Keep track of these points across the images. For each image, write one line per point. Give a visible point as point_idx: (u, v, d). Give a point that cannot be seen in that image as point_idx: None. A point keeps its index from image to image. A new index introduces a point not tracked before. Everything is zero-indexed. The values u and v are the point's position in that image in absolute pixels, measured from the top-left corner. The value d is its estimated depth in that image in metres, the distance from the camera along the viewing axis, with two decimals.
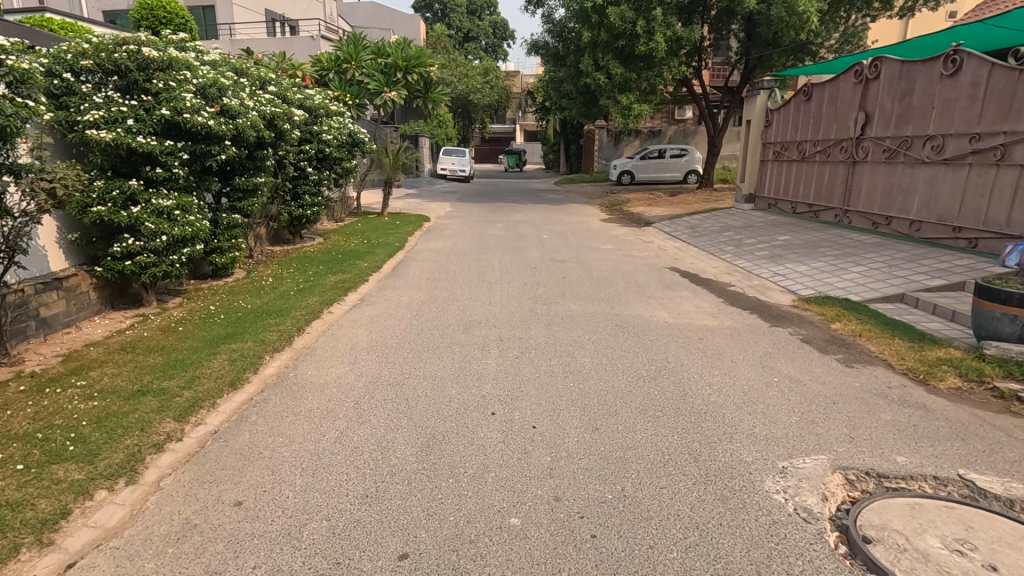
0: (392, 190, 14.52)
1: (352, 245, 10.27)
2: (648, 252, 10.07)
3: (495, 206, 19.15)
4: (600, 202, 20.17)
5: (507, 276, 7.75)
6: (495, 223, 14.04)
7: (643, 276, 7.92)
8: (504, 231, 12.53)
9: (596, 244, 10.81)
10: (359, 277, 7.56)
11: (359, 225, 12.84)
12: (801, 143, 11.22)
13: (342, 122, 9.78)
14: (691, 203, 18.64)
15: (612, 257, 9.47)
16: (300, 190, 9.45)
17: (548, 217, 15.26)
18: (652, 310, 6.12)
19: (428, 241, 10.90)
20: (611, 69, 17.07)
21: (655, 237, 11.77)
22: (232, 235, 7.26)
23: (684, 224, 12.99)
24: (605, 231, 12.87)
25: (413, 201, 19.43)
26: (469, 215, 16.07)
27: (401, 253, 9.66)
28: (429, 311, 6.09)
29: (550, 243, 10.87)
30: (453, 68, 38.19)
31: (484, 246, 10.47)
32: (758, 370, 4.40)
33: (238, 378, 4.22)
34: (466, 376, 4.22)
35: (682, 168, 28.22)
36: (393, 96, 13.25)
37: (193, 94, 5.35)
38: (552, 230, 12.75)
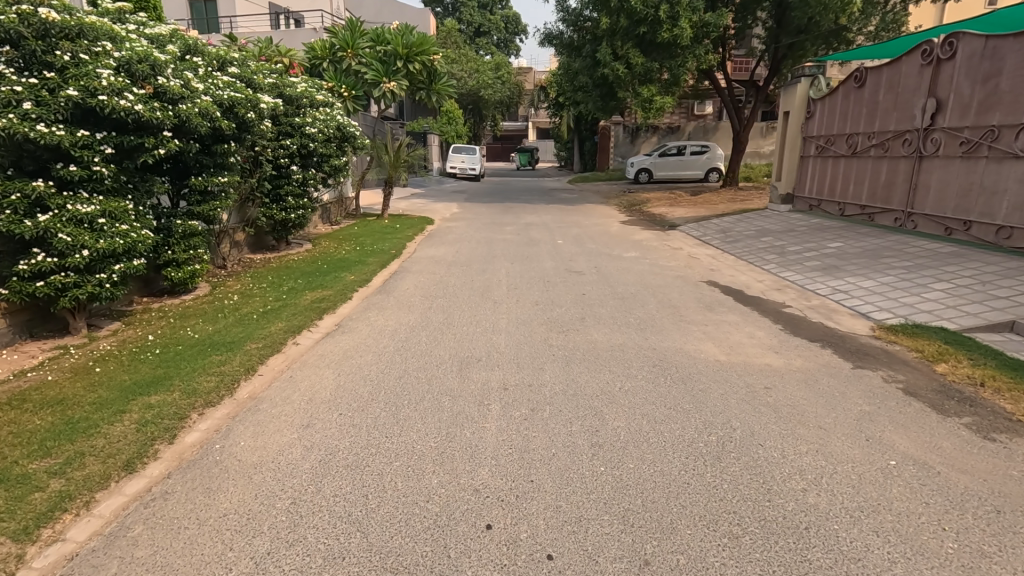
0: (393, 191, 13.34)
1: (342, 252, 9.11)
2: (678, 260, 8.82)
3: (506, 206, 17.96)
4: (617, 202, 18.89)
5: (515, 293, 6.55)
6: (505, 226, 12.87)
7: (677, 292, 6.69)
8: (514, 235, 11.37)
9: (617, 251, 9.58)
10: (342, 294, 6.42)
11: (355, 228, 11.71)
12: (852, 136, 9.88)
13: (329, 114, 8.65)
14: (717, 203, 17.32)
15: (637, 266, 8.24)
16: (281, 191, 8.30)
17: (562, 219, 14.02)
18: (696, 342, 4.87)
19: (430, 247, 9.77)
20: (631, 58, 15.77)
21: (683, 242, 10.51)
22: (190, 245, 6.13)
23: (715, 227, 11.69)
24: (625, 234, 11.62)
25: (418, 201, 18.28)
26: (477, 216, 14.91)
27: (396, 261, 8.49)
28: (418, 342, 4.90)
29: (564, 249, 9.67)
30: (463, 63, 37.07)
31: (490, 253, 9.30)
32: (863, 445, 3.15)
33: (134, 458, 3.02)
34: (454, 456, 3.02)
35: (703, 166, 26.85)
36: (392, 87, 12.08)
37: (113, 71, 4.20)
38: (567, 234, 11.53)
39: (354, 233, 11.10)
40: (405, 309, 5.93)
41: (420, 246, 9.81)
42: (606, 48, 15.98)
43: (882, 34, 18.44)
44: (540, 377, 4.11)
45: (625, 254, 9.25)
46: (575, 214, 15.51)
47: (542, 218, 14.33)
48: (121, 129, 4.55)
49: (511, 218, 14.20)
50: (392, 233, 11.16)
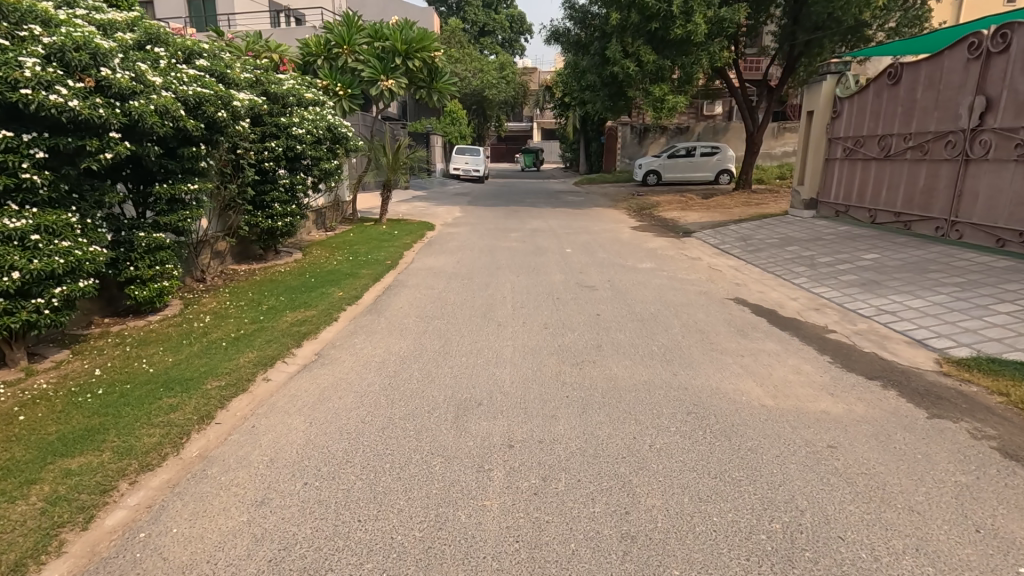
0: (392, 195, 12.67)
1: (334, 263, 8.42)
2: (698, 272, 8.11)
3: (511, 210, 17.28)
4: (626, 206, 18.17)
5: (522, 313, 5.86)
6: (510, 232, 12.19)
7: (702, 312, 5.98)
8: (520, 243, 10.68)
9: (630, 260, 8.88)
10: (328, 314, 5.75)
11: (351, 235, 11.05)
12: (886, 137, 9.14)
13: (320, 113, 7.96)
14: (731, 207, 16.59)
15: (654, 280, 7.54)
16: (266, 197, 7.62)
17: (570, 225, 13.32)
18: (734, 379, 4.16)
19: (429, 256, 9.10)
20: (642, 55, 15.06)
21: (701, 251, 9.79)
22: (156, 259, 5.45)
23: (734, 234, 10.96)
24: (638, 242, 10.91)
25: (420, 205, 17.63)
26: (481, 221, 14.24)
27: (391, 274, 7.79)
28: (408, 378, 4.21)
29: (574, 259, 8.98)
30: (467, 63, 36.44)
31: (494, 263, 8.62)
32: (975, 541, 2.42)
33: (29, 555, 2.35)
34: (443, 557, 2.32)
35: (713, 167, 26.13)
36: (391, 85, 11.35)
37: (42, 61, 3.53)
38: (576, 241, 10.83)
39: (349, 241, 10.42)
40: (397, 333, 5.25)
41: (419, 255, 9.14)
42: (616, 44, 15.26)
43: (903, 29, 17.65)
44: (552, 429, 3.41)
45: (640, 265, 8.56)
46: (584, 219, 14.80)
47: (549, 223, 13.64)
48: (58, 129, 3.89)
49: (516, 224, 13.51)
50: (390, 241, 10.47)
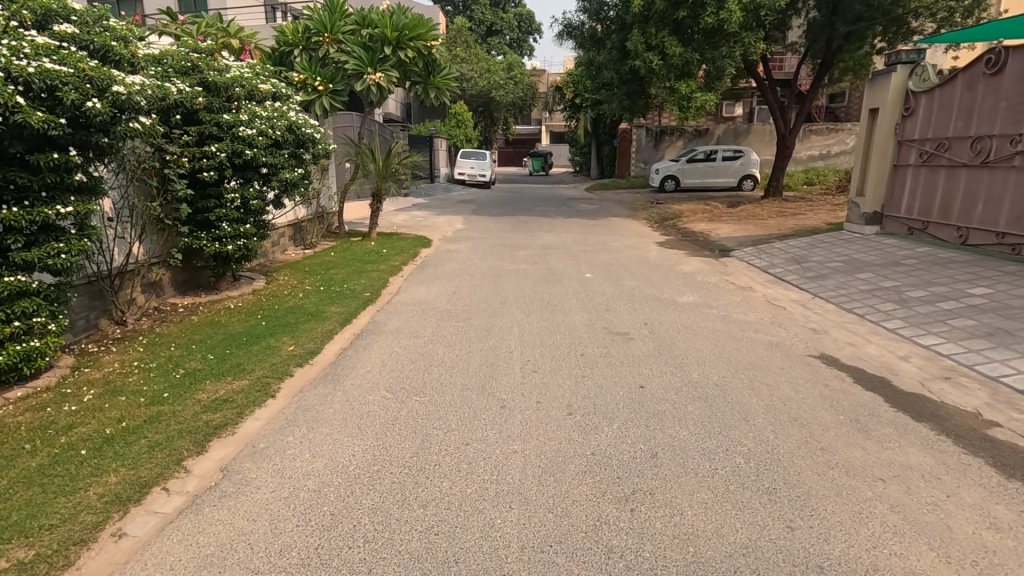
0: (382, 206, 11.09)
1: (300, 295, 6.80)
2: (754, 308, 6.46)
3: (519, 220, 15.67)
4: (646, 216, 16.54)
5: (535, 386, 4.20)
6: (519, 248, 10.59)
7: (786, 381, 4.30)
8: (531, 264, 9.07)
9: (666, 291, 7.24)
10: (264, 388, 4.10)
11: (331, 255, 9.44)
12: (986, 139, 7.46)
13: (280, 109, 6.29)
14: (765, 218, 14.91)
15: (704, 322, 5.89)
16: (210, 215, 6.00)
17: (587, 240, 11.70)
18: (896, 544, 2.48)
19: (421, 285, 7.50)
20: (668, 47, 13.38)
21: (748, 277, 8.14)
22: (17, 312, 3.79)
23: (783, 254, 9.28)
24: (669, 263, 9.25)
25: (419, 215, 16.11)
26: (486, 234, 12.66)
27: (368, 313, 6.15)
28: (352, 537, 2.55)
29: (596, 288, 7.36)
30: (473, 63, 34.96)
31: (499, 294, 7.01)
32: None
33: None
34: None
35: (736, 173, 24.43)
36: (379, 79, 9.78)
37: None
38: (597, 262, 9.19)
39: (327, 263, 8.80)
40: (352, 428, 3.58)
41: (408, 284, 7.54)
42: (637, 35, 13.58)
43: (957, 19, 15.88)
44: None
45: (679, 298, 6.91)
46: (602, 231, 13.18)
47: (563, 237, 12.03)
48: None
49: (525, 238, 11.89)
50: (376, 262, 8.86)
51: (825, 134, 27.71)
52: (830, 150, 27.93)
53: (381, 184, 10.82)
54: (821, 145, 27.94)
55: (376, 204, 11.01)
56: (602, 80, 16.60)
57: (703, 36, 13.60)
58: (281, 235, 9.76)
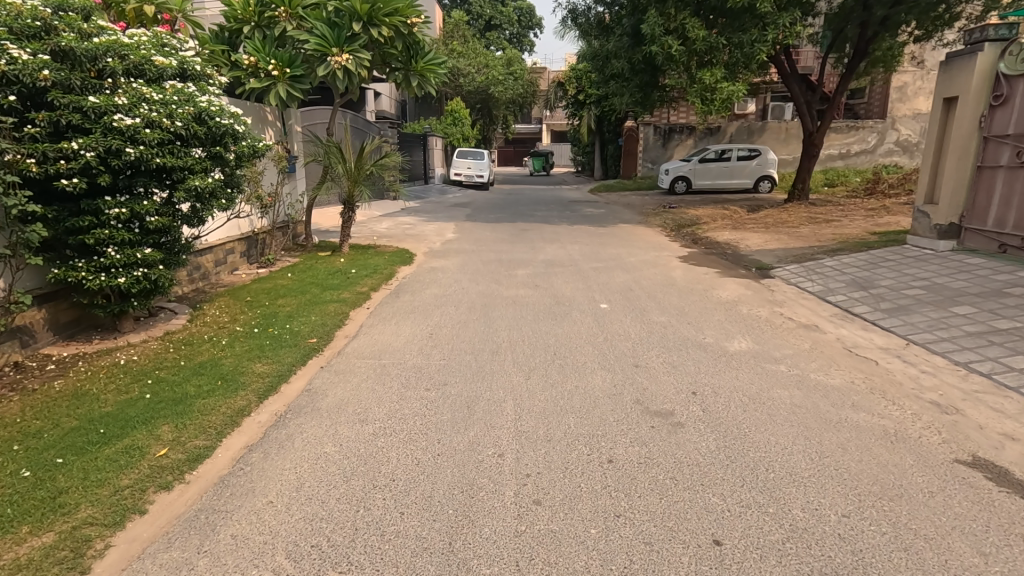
0: (355, 214, 9.40)
1: (223, 342, 5.08)
2: (834, 362, 4.78)
3: (519, 227, 13.99)
4: (661, 222, 14.85)
5: (539, 545, 2.50)
6: (518, 265, 8.94)
7: (954, 528, 2.60)
8: (532, 287, 7.38)
9: (708, 332, 5.56)
10: (71, 558, 2.38)
11: (288, 277, 7.75)
12: None
13: (184, 91, 4.50)
14: (796, 226, 13.19)
15: (775, 389, 4.19)
16: (84, 236, 4.35)
17: (598, 253, 10.03)
18: None
19: (391, 324, 5.80)
20: (689, 31, 11.75)
21: (807, 307, 6.46)
22: None
23: (839, 277, 7.59)
24: (702, 286, 7.57)
25: (408, 221, 14.45)
26: (480, 245, 10.98)
27: (310, 372, 4.47)
28: None
29: (618, 327, 5.68)
30: (471, 58, 33.32)
31: (491, 338, 5.33)
32: None
33: None
34: None
35: (751, 173, 22.76)
36: (346, 62, 8.00)
37: None
38: (613, 286, 7.53)
39: (279, 288, 7.09)
40: None
41: (373, 322, 5.85)
42: (655, 16, 11.86)
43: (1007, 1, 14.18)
44: None
45: (727, 344, 5.23)
46: (615, 242, 11.50)
47: (571, 250, 10.36)
48: None
49: (526, 251, 10.21)
50: (341, 287, 7.15)
51: (845, 132, 25.96)
52: (850, 149, 26.18)
53: (353, 189, 9.14)
54: (841, 144, 26.21)
55: (348, 212, 9.33)
56: (612, 71, 14.91)
57: (728, 19, 12.06)
58: (230, 251, 8.09)
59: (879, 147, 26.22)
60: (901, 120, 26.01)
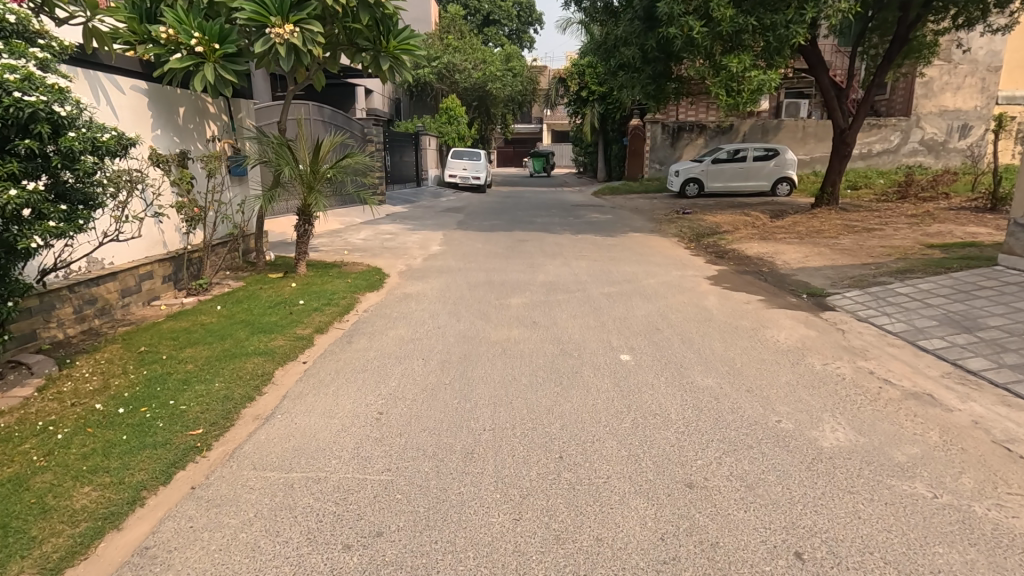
0: (311, 228, 7.68)
1: (58, 436, 3.35)
2: (992, 475, 3.08)
3: (516, 237, 12.31)
4: (677, 230, 13.16)
5: None
6: (513, 290, 7.26)
7: None
8: (528, 325, 5.70)
9: (780, 409, 3.86)
10: None
11: (217, 310, 6.06)
12: None
13: None
14: (834, 236, 11.51)
15: (934, 549, 2.48)
16: None
17: (608, 272, 8.35)
18: None
19: (328, 393, 4.10)
20: (714, 9, 9.92)
21: (901, 360, 4.76)
22: None
23: (924, 312, 5.90)
24: (746, 324, 5.89)
25: (390, 230, 12.77)
26: (468, 261, 9.30)
27: (164, 505, 2.78)
28: None
29: (651, 401, 3.97)
30: (467, 53, 31.72)
31: (465, 423, 3.63)
32: None
33: None
34: None
35: (769, 175, 21.11)
36: (292, 38, 6.24)
37: None
38: (634, 322, 5.84)
39: (194, 330, 5.37)
40: None
41: (304, 391, 4.14)
42: None
43: None
44: None
45: (817, 434, 3.52)
46: (627, 256, 9.83)
47: (576, 268, 8.67)
48: None
49: (522, 270, 8.55)
50: (279, 327, 5.43)
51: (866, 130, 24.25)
52: (871, 149, 24.48)
53: (306, 199, 7.39)
54: (862, 143, 24.50)
55: (302, 227, 7.63)
56: (620, 59, 13.21)
57: None
58: (148, 275, 6.42)
59: (903, 147, 24.54)
60: (926, 117, 24.32)
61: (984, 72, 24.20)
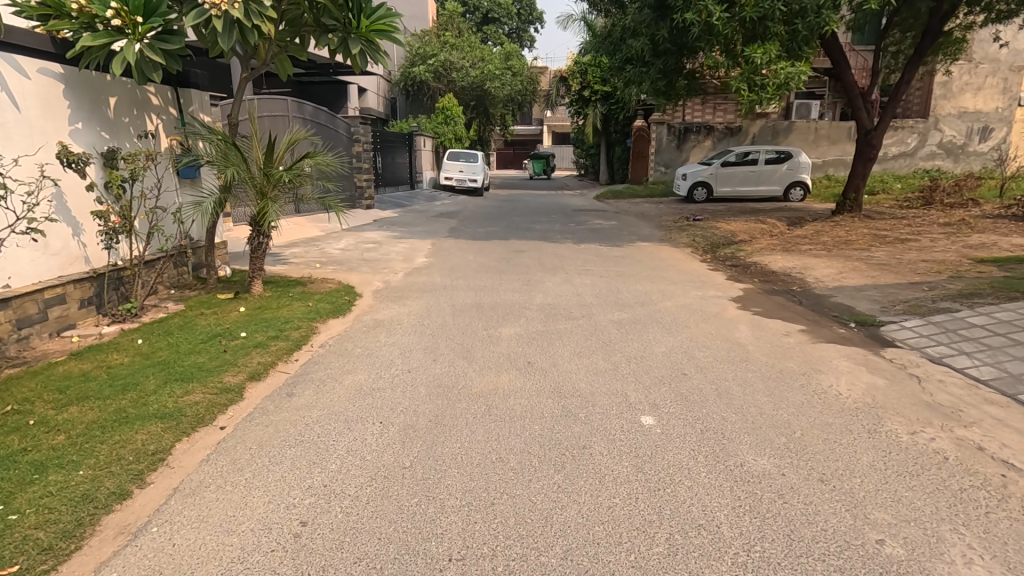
0: (268, 241, 6.50)
1: None
2: None
3: (512, 246, 11.16)
4: (689, 239, 12.03)
5: None
6: (505, 315, 6.12)
7: None
8: (521, 369, 4.54)
9: (877, 519, 2.70)
10: None
11: (136, 346, 4.88)
12: None
13: None
14: (865, 248, 10.36)
15: None
16: None
17: (617, 292, 7.20)
18: None
19: (238, 485, 2.93)
20: None
21: (1013, 427, 3.61)
22: None
23: (1015, 354, 4.75)
24: (793, 366, 4.74)
25: (374, 238, 11.61)
26: (456, 276, 8.16)
27: None
28: None
29: (692, 504, 2.81)
30: (465, 51, 30.71)
31: (422, 549, 2.47)
32: None
33: None
34: None
35: (782, 179, 20.02)
36: (233, 12, 5.01)
37: None
38: (653, 365, 4.67)
39: (93, 376, 4.19)
40: None
41: (207, 481, 2.96)
42: None
43: None
44: None
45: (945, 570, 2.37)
46: (637, 270, 8.68)
47: (579, 286, 7.52)
48: None
49: (518, 288, 7.40)
50: (204, 373, 4.26)
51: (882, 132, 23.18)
52: (887, 152, 23.36)
53: (260, 206, 6.21)
54: None
55: (255, 240, 6.45)
56: (627, 51, 12.06)
57: None
58: (60, 300, 5.26)
59: (920, 150, 23.42)
60: (944, 119, 23.18)
61: (1006, 72, 23.05)
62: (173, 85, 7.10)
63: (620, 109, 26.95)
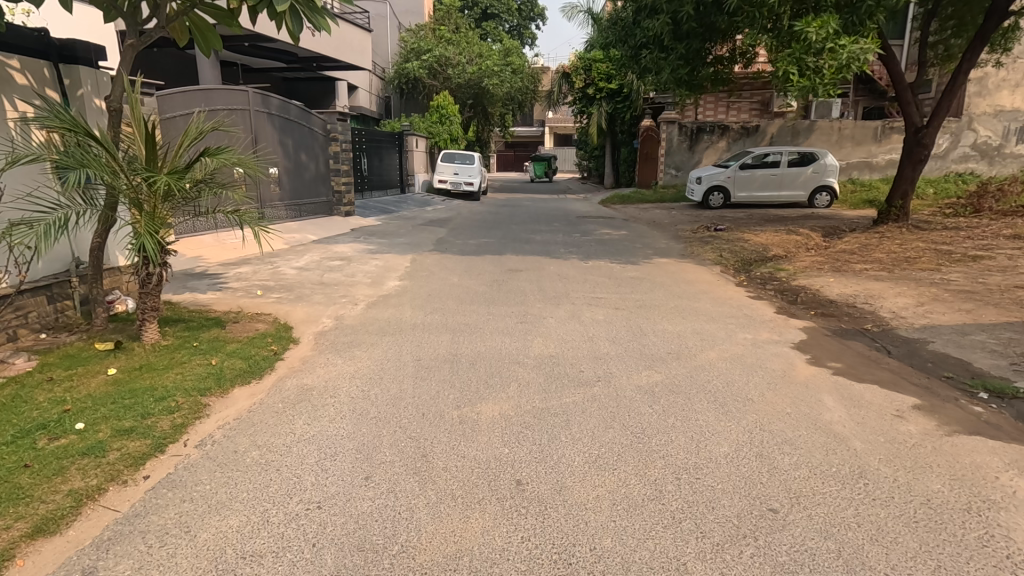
0: (161, 273, 4.65)
1: None
2: None
3: (508, 264, 9.41)
4: (715, 254, 10.28)
5: None
6: (487, 377, 4.36)
7: None
8: (501, 504, 2.77)
9: None
10: None
11: None
12: None
13: None
14: (933, 267, 8.59)
15: None
16: None
17: (639, 336, 5.45)
18: None
19: None
20: None
21: None
22: None
23: None
24: (943, 490, 2.95)
25: (344, 254, 9.87)
26: (433, 309, 6.40)
27: None
28: None
29: None
30: (462, 46, 29.05)
31: None
32: None
33: None
34: None
35: (806, 183, 18.24)
36: None
37: None
38: (715, 492, 2.90)
39: None
40: None
41: None
42: None
43: None
44: None
45: None
46: (660, 300, 6.93)
47: (589, 326, 5.77)
48: None
49: (509, 329, 5.64)
50: None
51: None
52: None
53: (138, 220, 4.36)
54: None
55: (141, 270, 4.58)
56: (642, 34, 10.35)
57: None
58: None
59: (952, 151, 21.62)
60: (979, 117, 21.37)
61: None
62: (52, 59, 5.39)
63: (627, 108, 25.38)
